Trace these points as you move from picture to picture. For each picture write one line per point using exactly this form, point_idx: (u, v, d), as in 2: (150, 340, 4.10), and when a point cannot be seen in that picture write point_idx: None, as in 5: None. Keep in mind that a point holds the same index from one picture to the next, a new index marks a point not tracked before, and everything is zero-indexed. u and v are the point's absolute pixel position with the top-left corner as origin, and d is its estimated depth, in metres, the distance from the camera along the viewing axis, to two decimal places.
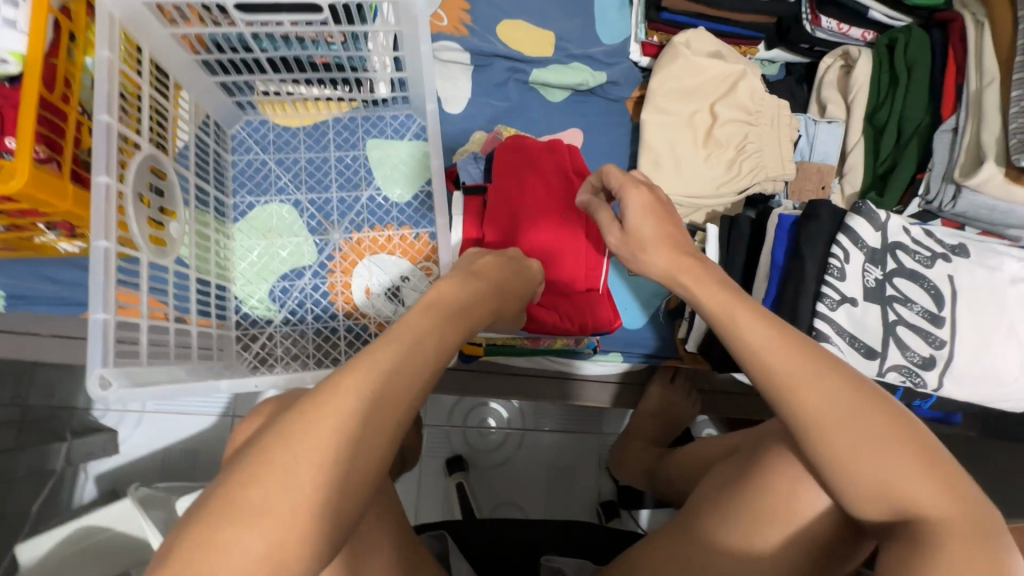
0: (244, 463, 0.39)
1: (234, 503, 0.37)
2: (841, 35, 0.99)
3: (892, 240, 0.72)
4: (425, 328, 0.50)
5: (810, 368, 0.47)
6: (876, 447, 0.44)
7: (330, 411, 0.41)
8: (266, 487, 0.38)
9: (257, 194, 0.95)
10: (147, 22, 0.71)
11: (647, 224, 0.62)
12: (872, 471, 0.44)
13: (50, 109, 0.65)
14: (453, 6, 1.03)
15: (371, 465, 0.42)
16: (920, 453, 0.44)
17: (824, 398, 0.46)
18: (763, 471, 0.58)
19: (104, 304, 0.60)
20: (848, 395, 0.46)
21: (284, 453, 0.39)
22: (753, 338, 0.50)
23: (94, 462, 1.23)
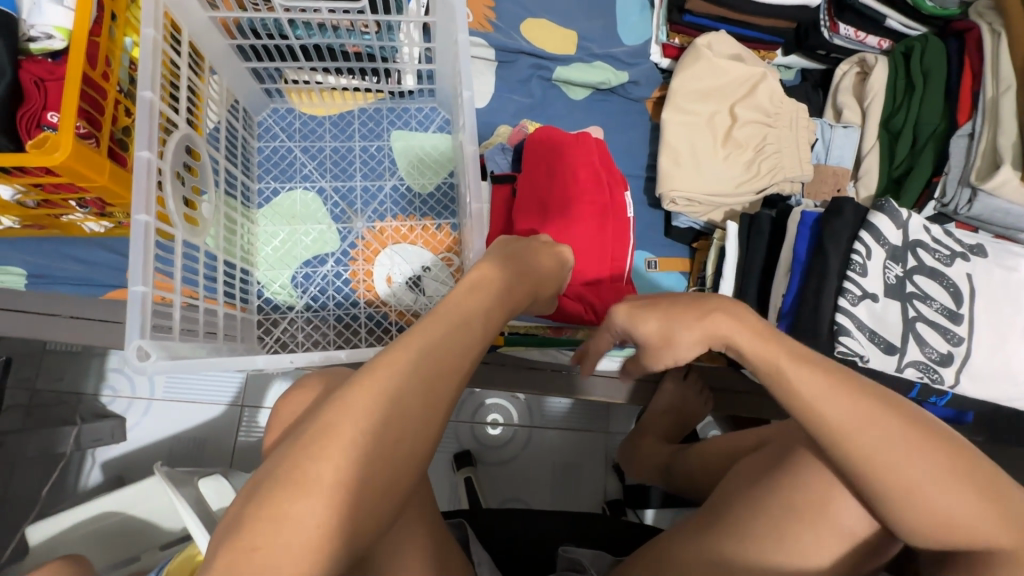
0: (303, 436, 0.42)
1: (297, 472, 0.40)
2: (857, 42, 1.02)
3: (913, 238, 0.74)
4: (471, 309, 0.53)
5: (871, 413, 0.47)
6: (943, 493, 0.44)
7: (382, 387, 0.44)
8: (327, 461, 0.41)
9: (282, 181, 0.96)
10: (187, 3, 0.72)
11: (649, 317, 0.63)
12: (941, 518, 0.45)
13: (93, 85, 0.66)
14: (478, 3, 1.05)
15: (406, 422, 0.44)
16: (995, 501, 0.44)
17: (891, 449, 0.45)
18: (796, 473, 0.60)
19: (143, 277, 0.59)
20: (910, 436, 0.46)
21: (344, 424, 0.42)
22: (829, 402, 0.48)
23: (102, 448, 1.22)
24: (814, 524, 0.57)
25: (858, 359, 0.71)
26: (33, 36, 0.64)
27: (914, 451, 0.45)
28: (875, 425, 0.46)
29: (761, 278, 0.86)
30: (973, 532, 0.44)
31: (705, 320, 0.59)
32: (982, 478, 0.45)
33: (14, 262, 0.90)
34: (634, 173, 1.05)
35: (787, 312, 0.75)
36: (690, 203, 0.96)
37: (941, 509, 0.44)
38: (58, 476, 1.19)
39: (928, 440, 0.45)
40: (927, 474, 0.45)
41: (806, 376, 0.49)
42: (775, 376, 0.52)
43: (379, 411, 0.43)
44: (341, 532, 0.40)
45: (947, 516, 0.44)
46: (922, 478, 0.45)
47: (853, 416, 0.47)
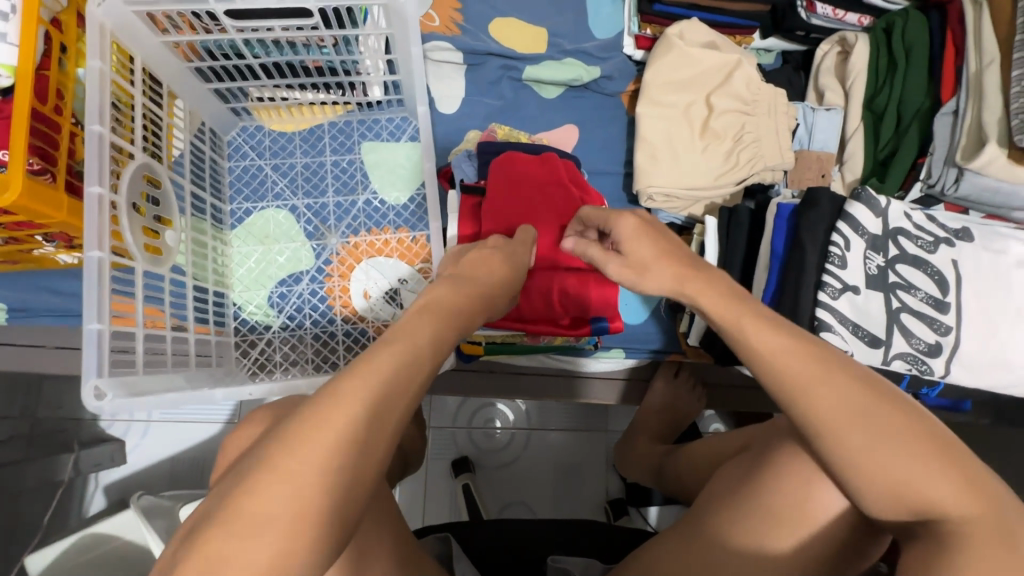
0: (247, 472, 0.39)
1: (249, 512, 0.38)
2: (837, 21, 0.98)
3: (893, 226, 0.71)
4: (420, 332, 0.51)
5: (822, 367, 0.45)
6: (900, 447, 0.42)
7: (332, 407, 0.41)
8: (272, 495, 0.38)
9: (254, 200, 0.95)
10: (139, 30, 0.71)
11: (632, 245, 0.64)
12: (901, 478, 0.41)
13: (46, 121, 0.66)
14: (445, 5, 1.03)
15: (367, 457, 0.41)
16: (956, 463, 0.41)
17: (844, 403, 0.44)
18: (770, 474, 0.57)
19: (98, 314, 0.60)
20: (861, 391, 0.44)
21: (286, 458, 0.39)
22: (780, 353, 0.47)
23: (103, 472, 1.24)
24: (793, 532, 0.54)
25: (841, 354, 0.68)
26: None
27: (867, 403, 0.43)
28: (826, 382, 0.44)
29: (743, 273, 0.84)
30: (935, 496, 0.41)
31: (685, 269, 0.58)
32: (934, 435, 0.42)
33: None
34: (612, 170, 1.03)
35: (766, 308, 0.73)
36: (669, 199, 0.94)
37: (897, 467, 0.41)
38: (60, 502, 1.21)
39: (882, 396, 0.44)
40: (884, 427, 0.42)
41: (762, 330, 0.49)
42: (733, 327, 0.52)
43: (331, 437, 0.40)
44: (298, 553, 0.37)
45: (904, 477, 0.41)
46: (878, 430, 0.42)
47: (805, 368, 0.46)
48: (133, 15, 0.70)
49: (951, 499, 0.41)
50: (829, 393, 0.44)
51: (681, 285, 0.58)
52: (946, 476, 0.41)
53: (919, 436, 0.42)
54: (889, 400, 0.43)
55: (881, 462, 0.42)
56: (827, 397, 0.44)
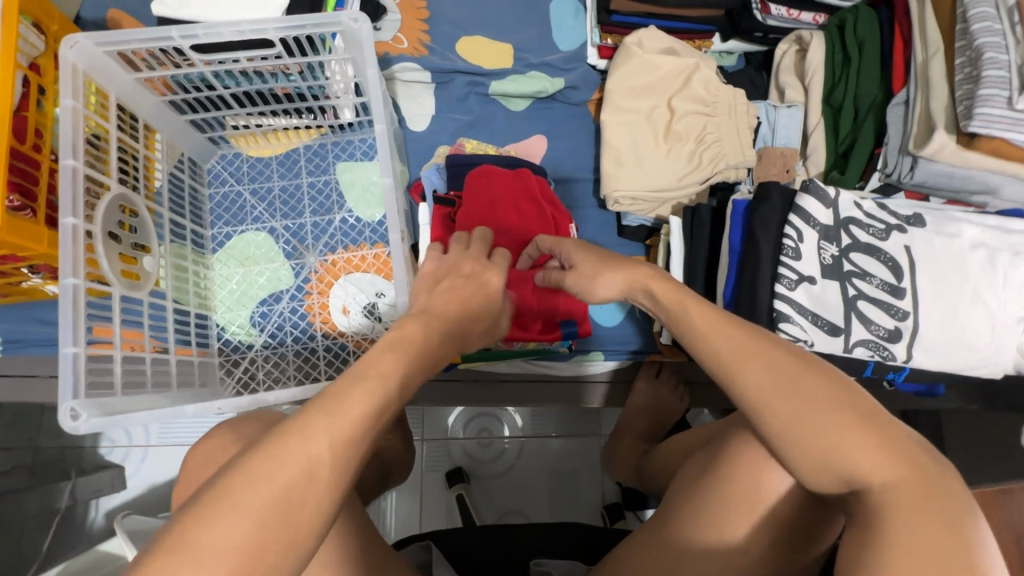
0: (200, 502, 0.40)
1: (198, 536, 0.39)
2: (792, 20, 1.00)
3: (844, 216, 0.72)
4: (391, 367, 0.50)
5: (754, 345, 0.48)
6: (825, 416, 0.44)
7: (296, 438, 0.43)
8: (221, 525, 0.39)
9: (234, 224, 0.99)
10: (112, 69, 0.75)
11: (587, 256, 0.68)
12: (825, 444, 0.44)
13: (24, 159, 0.70)
14: (412, 28, 1.07)
15: (324, 492, 0.43)
16: (882, 434, 0.44)
17: (774, 379, 0.47)
18: (727, 464, 0.59)
19: (74, 338, 0.62)
20: (789, 365, 0.47)
21: (244, 493, 0.40)
22: (717, 335, 0.51)
23: (104, 497, 1.26)
24: (752, 517, 0.56)
25: (802, 343, 0.69)
26: None
27: (796, 378, 0.46)
28: (757, 357, 0.48)
29: (707, 271, 0.85)
30: (859, 464, 0.43)
31: (627, 268, 0.63)
32: (863, 408, 0.45)
33: None
34: (582, 177, 1.05)
35: (728, 300, 0.74)
36: (635, 202, 0.96)
37: (824, 437, 0.44)
38: (61, 529, 1.23)
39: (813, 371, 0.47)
40: (809, 398, 0.45)
41: (705, 316, 0.53)
42: (676, 317, 0.56)
43: (295, 466, 0.42)
44: None
45: (829, 446, 0.44)
46: (805, 401, 0.45)
47: (740, 346, 0.49)
48: (104, 55, 0.74)
49: (871, 467, 0.43)
50: (760, 367, 0.47)
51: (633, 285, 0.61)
52: (869, 446, 0.43)
53: (846, 408, 0.44)
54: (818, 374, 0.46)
55: (806, 430, 0.45)
56: (755, 370, 0.47)
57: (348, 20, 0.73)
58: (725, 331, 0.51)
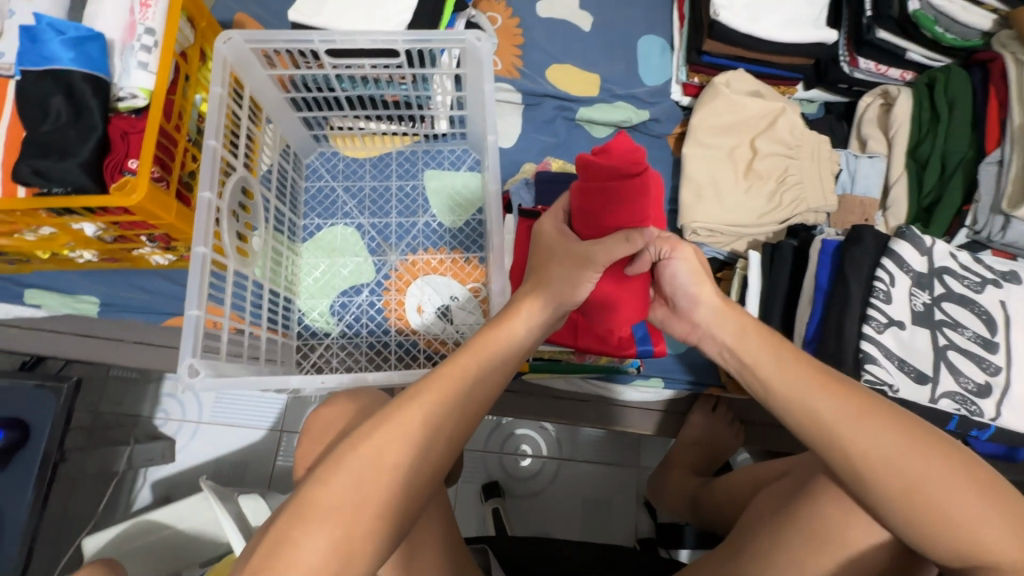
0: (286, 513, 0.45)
1: (288, 547, 0.43)
2: (879, 75, 1.04)
3: (939, 264, 0.73)
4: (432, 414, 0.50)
5: (860, 410, 0.49)
6: (942, 489, 0.45)
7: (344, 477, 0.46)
8: (311, 538, 0.43)
9: (325, 217, 1.05)
10: (251, 64, 0.83)
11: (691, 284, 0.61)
12: (946, 517, 0.45)
13: (167, 137, 0.76)
14: (507, 53, 1.14)
15: (364, 521, 0.45)
16: (1002, 507, 0.45)
17: (877, 441, 0.48)
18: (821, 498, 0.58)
19: (198, 301, 0.68)
20: (902, 438, 0.47)
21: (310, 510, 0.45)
22: (815, 394, 0.51)
23: (152, 468, 1.29)
24: (832, 554, 0.56)
25: (886, 389, 0.69)
26: (121, 96, 0.73)
27: (907, 448, 0.47)
28: (864, 419, 0.48)
29: (786, 306, 0.86)
30: (981, 539, 0.45)
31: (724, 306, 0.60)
32: (981, 481, 0.46)
33: (88, 291, 1.00)
34: None
35: (811, 338, 0.75)
36: (712, 234, 0.98)
37: (941, 511, 0.45)
38: (112, 493, 1.27)
39: (925, 439, 0.47)
40: (923, 473, 0.46)
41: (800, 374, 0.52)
42: (765, 372, 0.55)
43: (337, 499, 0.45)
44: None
45: (932, 503, 0.46)
46: (921, 478, 0.46)
47: (846, 409, 0.49)
48: (249, 51, 0.81)
49: (995, 542, 0.44)
50: (870, 435, 0.48)
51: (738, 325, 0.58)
52: (993, 521, 0.45)
53: (962, 481, 0.45)
54: (930, 446, 0.47)
55: (920, 504, 0.46)
56: (865, 438, 0.48)
57: (473, 38, 0.80)
58: (824, 390, 0.51)
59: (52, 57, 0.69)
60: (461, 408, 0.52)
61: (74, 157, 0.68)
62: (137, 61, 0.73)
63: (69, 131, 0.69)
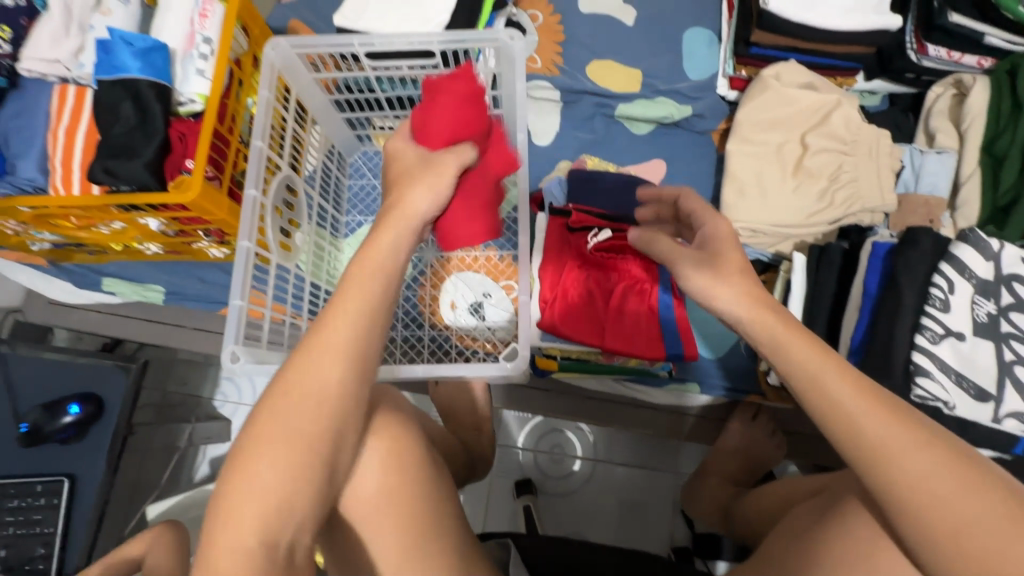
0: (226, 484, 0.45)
1: (227, 521, 0.43)
2: (952, 62, 0.95)
3: (1007, 271, 0.67)
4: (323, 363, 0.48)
5: (913, 438, 0.42)
6: (996, 539, 0.39)
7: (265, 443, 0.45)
8: (228, 530, 0.43)
9: (366, 214, 1.09)
10: (298, 68, 0.87)
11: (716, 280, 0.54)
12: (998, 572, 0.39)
13: (220, 139, 0.82)
14: (547, 50, 1.13)
15: (297, 481, 0.45)
16: None
17: (928, 475, 0.41)
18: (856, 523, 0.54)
19: (241, 292, 0.71)
20: (950, 472, 0.41)
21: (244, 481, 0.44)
22: (865, 417, 0.44)
23: (210, 446, 1.39)
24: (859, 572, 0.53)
25: (941, 405, 0.64)
26: (182, 101, 0.80)
27: (958, 486, 0.41)
28: (918, 451, 0.42)
29: (832, 312, 0.81)
30: None
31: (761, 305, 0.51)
32: None
33: (155, 281, 1.09)
34: None
35: (857, 348, 0.69)
36: (755, 234, 0.93)
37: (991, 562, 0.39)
38: (176, 467, 1.38)
39: (981, 479, 0.41)
40: (973, 517, 0.40)
41: (850, 389, 0.44)
42: (806, 383, 0.47)
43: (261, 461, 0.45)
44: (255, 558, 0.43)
45: (985, 553, 0.39)
46: (971, 522, 0.40)
47: (896, 438, 0.42)
48: (295, 56, 0.85)
49: None
50: (918, 467, 0.41)
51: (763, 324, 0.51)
52: None
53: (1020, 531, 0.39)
54: (982, 486, 0.40)
55: (972, 552, 0.39)
56: (911, 470, 0.41)
57: (507, 37, 0.80)
58: (876, 411, 0.43)
59: (122, 67, 0.75)
60: (356, 344, 0.49)
61: (140, 158, 0.75)
62: (195, 68, 0.79)
63: (136, 134, 0.76)
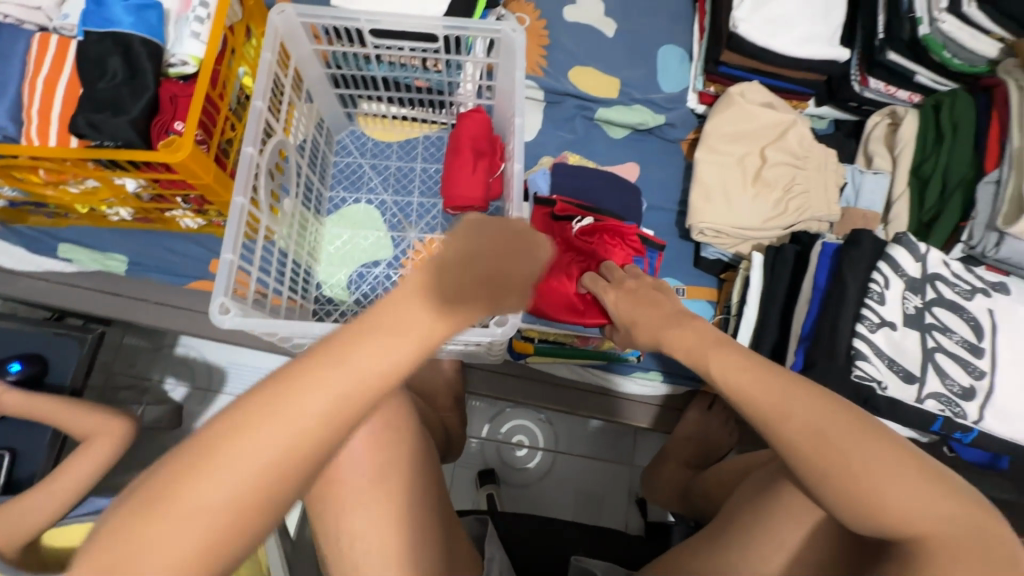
0: (183, 445, 0.36)
1: (188, 473, 0.35)
2: (887, 95, 1.08)
3: (931, 272, 0.78)
4: (417, 329, 0.40)
5: (802, 395, 0.50)
6: (888, 468, 0.47)
7: (287, 392, 0.37)
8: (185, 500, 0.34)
9: (350, 192, 1.08)
10: (299, 37, 0.87)
11: (627, 305, 0.73)
12: (873, 493, 0.47)
13: (211, 104, 0.81)
14: (533, 52, 1.18)
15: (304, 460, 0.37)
16: (928, 487, 0.47)
17: (818, 426, 0.49)
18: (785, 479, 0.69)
19: (232, 246, 0.71)
20: (840, 418, 0.49)
21: (233, 445, 0.35)
22: (746, 378, 0.54)
23: (156, 430, 1.30)
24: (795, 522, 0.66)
25: (875, 386, 0.73)
26: (172, 62, 0.79)
27: (831, 424, 0.49)
28: (803, 410, 0.50)
29: (784, 305, 0.90)
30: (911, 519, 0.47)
31: (663, 320, 0.67)
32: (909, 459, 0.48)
33: (117, 249, 1.05)
34: (666, 208, 1.13)
35: (806, 334, 0.79)
36: (718, 235, 1.02)
37: (870, 486, 0.47)
38: None
39: (850, 422, 0.49)
40: (850, 452, 0.47)
41: (736, 372, 0.55)
42: (700, 365, 0.59)
43: (299, 414, 0.37)
44: (228, 525, 0.35)
45: (863, 479, 0.47)
46: (842, 449, 0.48)
47: (787, 404, 0.51)
48: (299, 25, 0.86)
49: (927, 517, 0.46)
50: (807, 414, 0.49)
51: (659, 339, 0.66)
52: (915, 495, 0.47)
53: (891, 465, 0.47)
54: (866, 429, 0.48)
55: (851, 488, 0.47)
56: (804, 419, 0.49)
57: (508, 29, 0.84)
58: (763, 385, 0.53)
59: (114, 21, 0.74)
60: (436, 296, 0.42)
61: (126, 114, 0.73)
62: (190, 30, 0.78)
63: (124, 90, 0.74)
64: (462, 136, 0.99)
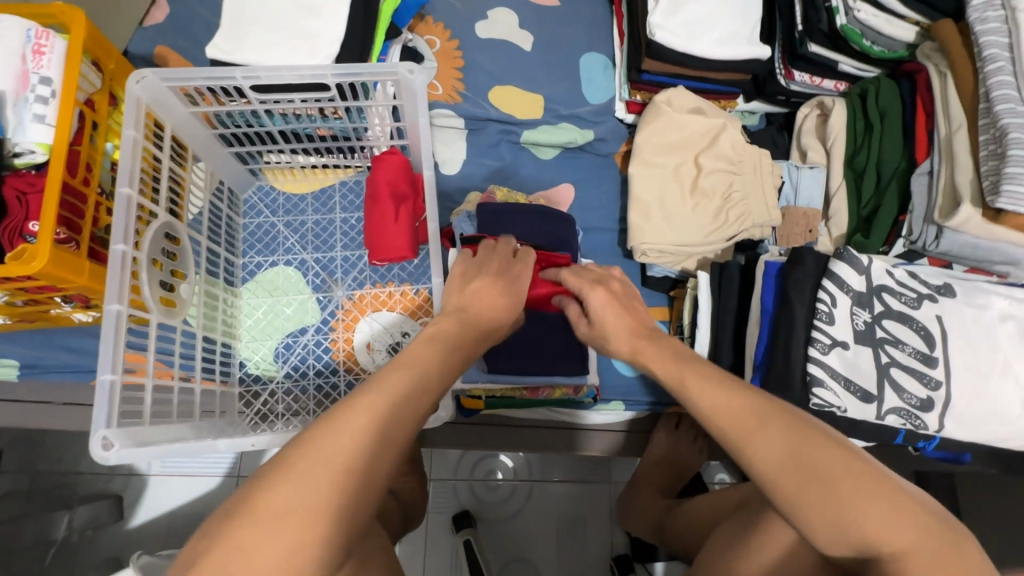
0: (263, 473, 0.42)
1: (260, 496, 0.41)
2: (814, 86, 1.05)
3: (877, 283, 0.75)
4: (432, 357, 0.53)
5: (760, 416, 0.49)
6: (853, 484, 0.46)
7: (337, 425, 0.44)
8: (273, 521, 0.40)
9: (266, 255, 0.99)
10: (171, 103, 0.77)
11: (608, 315, 0.64)
12: (838, 511, 0.45)
13: (73, 193, 0.71)
14: (447, 76, 1.10)
15: (364, 483, 0.43)
16: (893, 500, 0.45)
17: (784, 445, 0.48)
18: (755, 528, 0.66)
19: (111, 365, 0.63)
20: (800, 434, 0.48)
21: (300, 462, 0.42)
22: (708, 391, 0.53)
23: (93, 529, 1.18)
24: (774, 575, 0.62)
25: (836, 409, 0.71)
26: (17, 151, 0.68)
27: (800, 446, 0.48)
28: (767, 428, 0.49)
29: (736, 324, 0.86)
30: (882, 533, 0.45)
31: (636, 336, 0.61)
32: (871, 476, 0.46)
33: (6, 354, 0.92)
34: (607, 227, 1.08)
35: (761, 362, 0.75)
36: (662, 255, 0.98)
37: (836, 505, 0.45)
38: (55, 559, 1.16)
39: (815, 437, 0.48)
40: (818, 469, 0.46)
41: (711, 391, 0.53)
42: (681, 391, 0.55)
43: (352, 436, 0.44)
44: (308, 533, 0.40)
45: (832, 498, 0.46)
46: (813, 466, 0.47)
47: (749, 420, 0.50)
48: (166, 90, 0.75)
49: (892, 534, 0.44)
50: (768, 438, 0.48)
51: (638, 351, 0.61)
52: (884, 511, 0.45)
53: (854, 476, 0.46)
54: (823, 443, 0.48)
55: (824, 505, 0.46)
56: (770, 440, 0.48)
57: (404, 70, 0.75)
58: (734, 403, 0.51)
59: None
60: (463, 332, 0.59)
61: None
62: (32, 113, 0.67)
63: None
64: (380, 177, 0.90)
